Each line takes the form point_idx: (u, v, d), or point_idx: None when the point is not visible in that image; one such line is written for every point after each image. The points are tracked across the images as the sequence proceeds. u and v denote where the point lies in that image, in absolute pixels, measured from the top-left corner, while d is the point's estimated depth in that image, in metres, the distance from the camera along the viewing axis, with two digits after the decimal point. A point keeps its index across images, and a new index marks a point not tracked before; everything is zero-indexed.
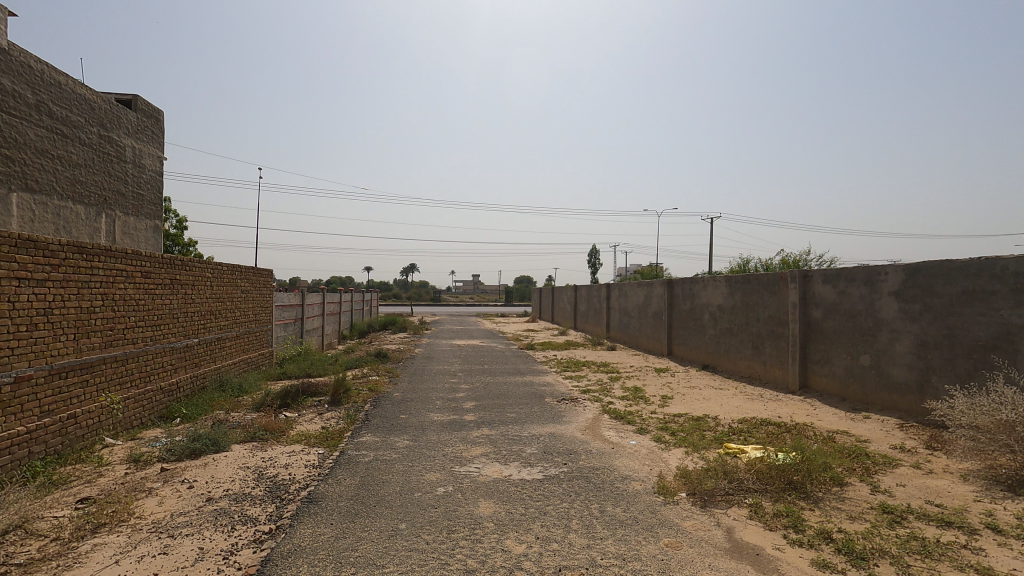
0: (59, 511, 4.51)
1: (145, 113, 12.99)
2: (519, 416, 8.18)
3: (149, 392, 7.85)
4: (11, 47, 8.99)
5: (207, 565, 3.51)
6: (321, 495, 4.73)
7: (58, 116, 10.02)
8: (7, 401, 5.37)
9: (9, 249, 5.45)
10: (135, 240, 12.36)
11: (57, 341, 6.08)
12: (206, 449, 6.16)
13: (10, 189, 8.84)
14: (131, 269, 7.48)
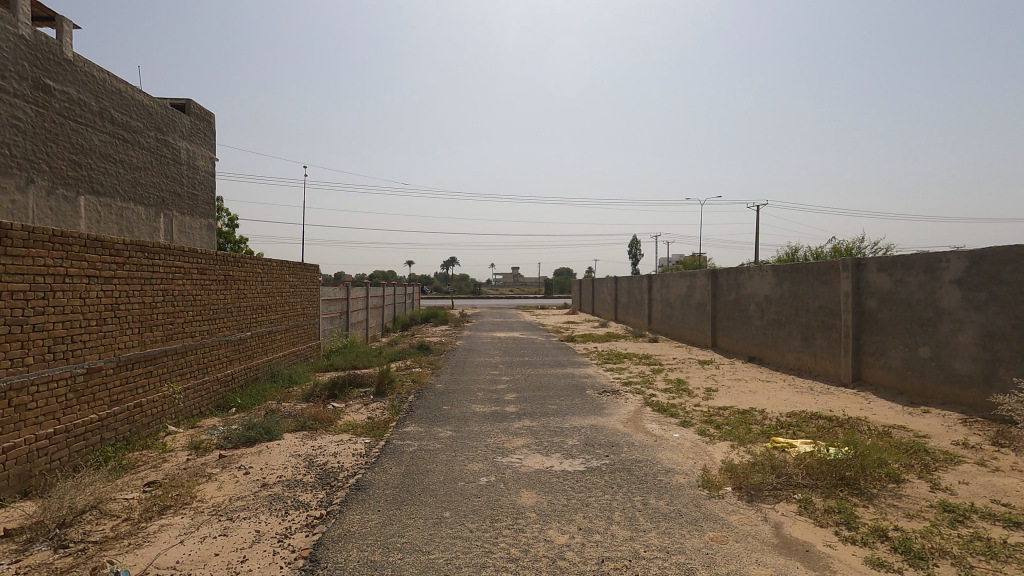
0: (129, 493, 4.84)
1: (197, 117, 13.59)
2: (560, 408, 8.18)
3: (207, 382, 8.26)
4: (76, 58, 9.62)
5: (264, 547, 3.69)
6: (367, 483, 4.87)
7: (119, 122, 10.62)
8: (80, 391, 5.79)
9: (79, 249, 5.82)
10: (191, 238, 13.02)
11: (123, 335, 6.47)
12: (260, 437, 6.45)
13: (79, 193, 9.52)
14: (188, 266, 7.85)
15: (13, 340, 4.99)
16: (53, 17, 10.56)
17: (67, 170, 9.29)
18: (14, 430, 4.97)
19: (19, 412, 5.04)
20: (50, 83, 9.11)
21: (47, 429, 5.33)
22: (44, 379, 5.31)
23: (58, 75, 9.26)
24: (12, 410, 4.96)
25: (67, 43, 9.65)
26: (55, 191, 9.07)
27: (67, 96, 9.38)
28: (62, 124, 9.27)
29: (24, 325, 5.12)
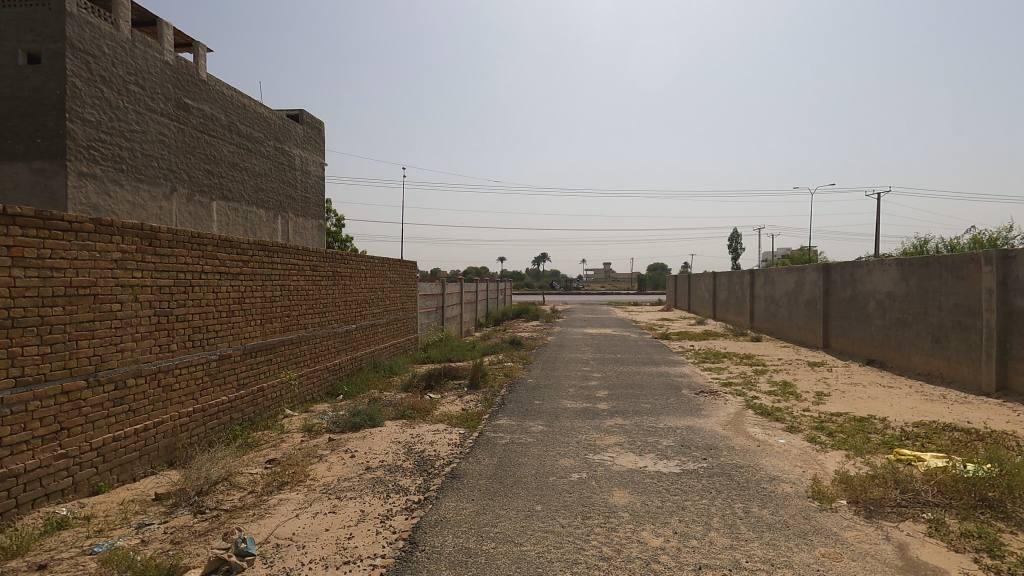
0: (254, 468, 5.37)
1: (310, 125, 14.72)
2: (654, 407, 7.94)
3: (318, 370, 8.96)
4: (209, 79, 10.80)
5: (368, 526, 3.94)
6: (462, 472, 5.03)
7: (244, 134, 11.76)
8: (214, 374, 6.52)
9: (213, 249, 6.53)
10: (304, 238, 14.18)
11: (249, 325, 7.19)
12: (364, 423, 6.89)
13: (211, 199, 10.81)
14: (302, 263, 8.54)
15: (160, 329, 5.73)
16: (191, 42, 11.89)
17: (202, 179, 10.54)
18: (162, 408, 5.75)
19: (165, 391, 5.80)
20: (189, 102, 10.32)
21: (188, 407, 6.10)
22: (185, 363, 6.05)
23: (195, 95, 10.46)
24: (160, 389, 5.73)
25: (202, 66, 10.87)
26: (193, 198, 10.35)
27: (202, 113, 10.58)
28: (198, 138, 10.49)
29: (169, 316, 5.85)
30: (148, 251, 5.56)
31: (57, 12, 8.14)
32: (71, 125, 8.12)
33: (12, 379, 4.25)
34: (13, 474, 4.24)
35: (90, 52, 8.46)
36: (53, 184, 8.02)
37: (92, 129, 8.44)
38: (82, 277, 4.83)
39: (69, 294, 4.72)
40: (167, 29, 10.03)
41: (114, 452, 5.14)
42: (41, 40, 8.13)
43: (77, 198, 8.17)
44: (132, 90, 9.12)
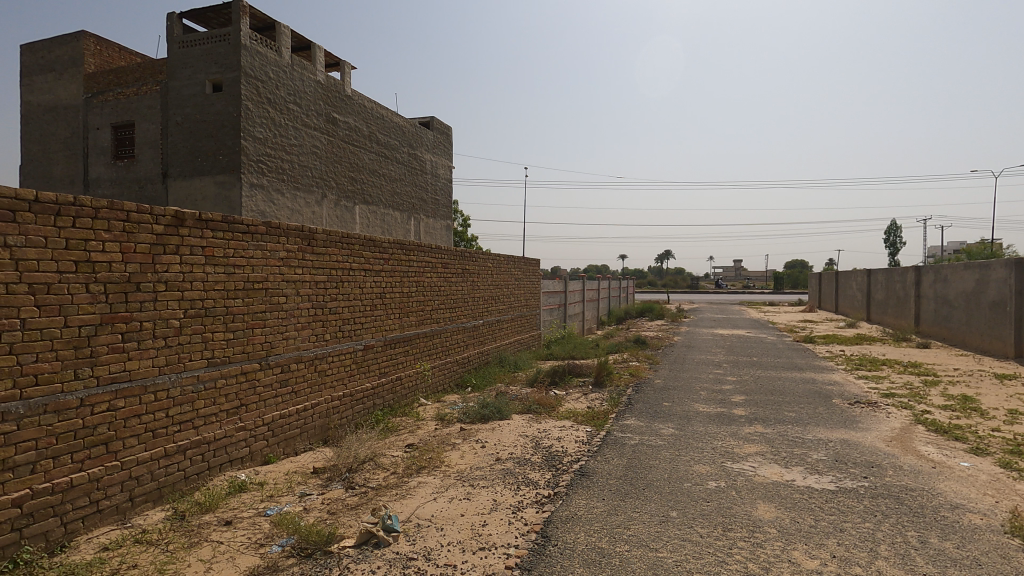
0: (395, 451, 5.78)
1: (439, 131, 15.51)
2: (799, 416, 7.24)
3: (449, 362, 9.43)
4: (353, 94, 11.84)
5: (501, 515, 4.04)
6: (591, 471, 4.97)
7: (383, 142, 12.72)
8: (360, 363, 7.14)
9: (360, 248, 7.13)
10: (434, 237, 15.01)
11: (389, 318, 7.76)
12: (492, 415, 7.10)
13: (355, 203, 11.85)
14: (435, 261, 9.02)
15: (317, 320, 6.38)
16: (338, 61, 13.09)
17: (347, 186, 11.59)
18: (318, 390, 6.41)
19: (321, 375, 6.46)
20: (337, 116, 11.39)
21: (339, 391, 6.74)
22: (336, 351, 6.69)
23: (342, 109, 11.51)
24: (317, 373, 6.39)
25: (347, 83, 11.93)
26: (340, 203, 11.42)
27: (348, 125, 11.63)
28: (344, 148, 11.55)
29: (324, 308, 6.49)
30: (307, 250, 6.21)
31: (235, 46, 9.41)
32: (245, 142, 9.38)
33: (205, 360, 4.99)
34: (206, 440, 4.99)
35: (259, 78, 9.69)
36: (231, 194, 9.34)
37: (261, 145, 9.67)
38: (256, 273, 5.53)
39: (247, 288, 5.42)
40: (319, 51, 11.15)
41: (281, 427, 5.84)
42: (223, 71, 9.47)
43: (249, 205, 9.42)
44: (291, 109, 10.28)
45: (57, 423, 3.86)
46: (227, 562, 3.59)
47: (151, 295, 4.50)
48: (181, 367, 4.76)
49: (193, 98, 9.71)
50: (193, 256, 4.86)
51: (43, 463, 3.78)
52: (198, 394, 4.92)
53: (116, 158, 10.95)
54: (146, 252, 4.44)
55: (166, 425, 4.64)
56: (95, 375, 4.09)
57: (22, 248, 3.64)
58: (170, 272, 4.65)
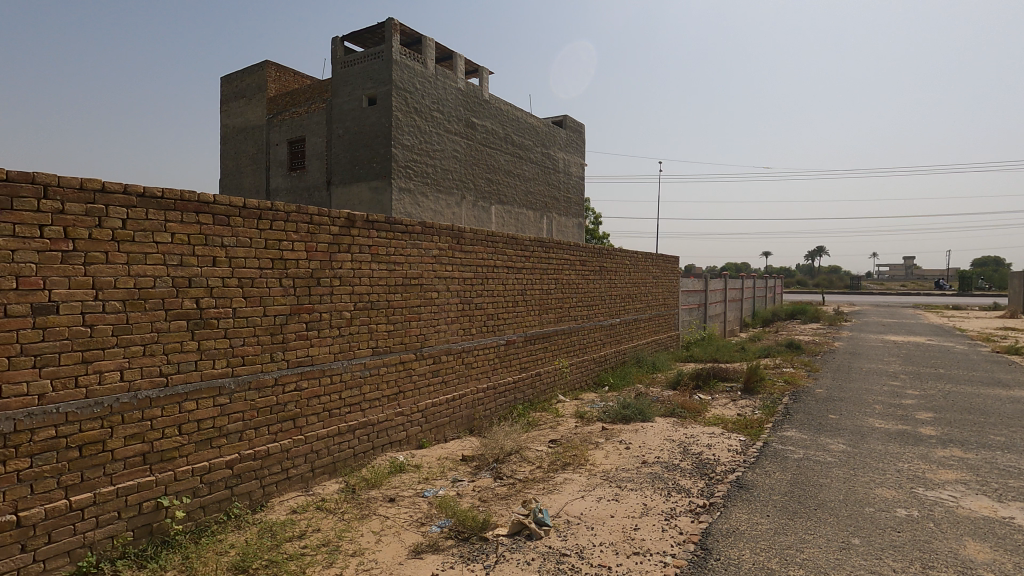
0: (539, 445, 5.87)
1: (572, 129, 15.45)
2: (1010, 441, 6.07)
3: (586, 360, 9.38)
4: (490, 98, 12.27)
5: (653, 521, 3.90)
6: (750, 483, 4.60)
7: (517, 143, 13.01)
8: (503, 357, 7.36)
9: (503, 245, 7.33)
10: (566, 235, 15.04)
11: (530, 315, 7.90)
12: (634, 416, 6.92)
13: (491, 203, 12.27)
14: (573, 258, 9.00)
15: (464, 315, 6.69)
16: (476, 68, 13.63)
17: (484, 187, 12.05)
18: (465, 382, 6.72)
19: (467, 367, 6.76)
20: (475, 120, 11.87)
21: (483, 384, 7.01)
22: (481, 345, 6.96)
23: (480, 113, 11.97)
24: (464, 365, 6.70)
25: (485, 88, 12.38)
26: (478, 204, 11.90)
27: (485, 128, 12.07)
28: (482, 151, 12.02)
29: (471, 303, 6.78)
30: (456, 248, 6.52)
31: (387, 61, 10.21)
32: (395, 149, 10.14)
33: (371, 349, 5.47)
34: (371, 422, 5.47)
35: (408, 89, 10.40)
36: (383, 198, 10.15)
37: (409, 151, 10.39)
38: (413, 270, 5.93)
39: (405, 283, 5.84)
40: (460, 60, 11.69)
41: (432, 414, 6.22)
42: (376, 86, 10.32)
43: (399, 208, 10.17)
44: (435, 116, 10.91)
45: (258, 398, 4.47)
46: (394, 536, 3.90)
47: (328, 289, 5.02)
48: (351, 354, 5.27)
49: (352, 112, 10.71)
50: (362, 254, 5.34)
51: (248, 432, 4.40)
52: (364, 380, 5.41)
53: (290, 170, 12.46)
54: (324, 251, 4.97)
55: (339, 406, 5.16)
56: (285, 358, 4.68)
57: (233, 248, 4.26)
58: (343, 269, 5.16)
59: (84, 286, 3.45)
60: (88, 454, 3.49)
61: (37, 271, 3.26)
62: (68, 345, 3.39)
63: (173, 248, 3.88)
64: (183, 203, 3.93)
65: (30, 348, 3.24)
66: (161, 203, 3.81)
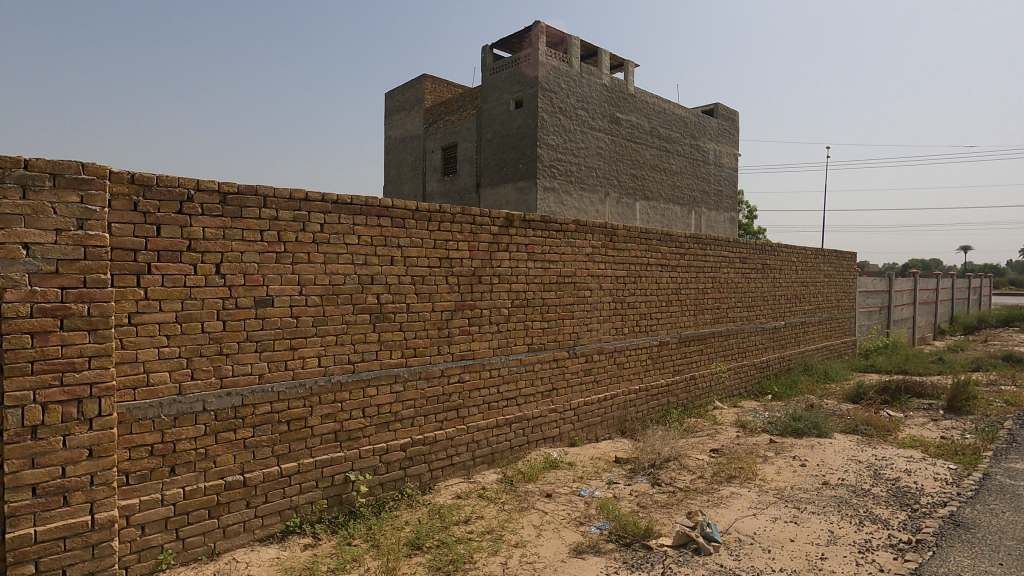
0: (699, 454, 5.57)
1: (725, 118, 14.39)
2: None
3: (746, 365, 8.69)
4: (636, 92, 11.90)
5: (843, 551, 3.45)
6: (970, 522, 3.87)
7: (664, 136, 12.48)
8: (656, 358, 7.09)
9: (657, 242, 7.04)
10: (717, 231, 14.10)
11: (684, 315, 7.50)
12: (808, 431, 6.24)
13: (636, 199, 11.93)
14: (733, 255, 8.37)
15: (617, 314, 6.55)
16: (622, 62, 13.31)
17: (629, 183, 11.75)
18: (617, 382, 6.59)
19: (619, 368, 6.61)
20: (621, 115, 11.60)
21: (635, 385, 6.81)
22: (634, 345, 6.77)
23: (625, 108, 11.67)
24: (616, 365, 6.56)
25: (632, 81, 12.05)
26: (622, 200, 11.64)
27: (631, 123, 11.75)
28: (627, 146, 11.71)
29: (623, 302, 6.62)
30: (609, 246, 6.40)
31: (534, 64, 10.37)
32: (541, 149, 10.29)
33: (526, 345, 5.58)
34: (526, 417, 5.59)
35: (553, 90, 10.49)
36: (529, 198, 10.35)
37: (554, 151, 10.48)
38: (567, 268, 5.94)
39: (559, 282, 5.87)
40: (606, 55, 11.48)
41: (584, 413, 6.19)
42: (523, 89, 10.54)
43: (544, 207, 10.31)
44: (580, 114, 10.86)
45: (427, 388, 4.79)
46: (554, 532, 3.94)
47: (488, 286, 5.23)
48: (509, 350, 5.43)
49: (501, 117, 11.08)
50: (519, 253, 5.48)
51: (418, 418, 4.75)
52: (520, 375, 5.54)
53: (444, 174, 13.28)
54: (484, 250, 5.18)
55: (497, 399, 5.35)
56: (450, 352, 4.96)
57: (407, 248, 4.61)
58: (502, 267, 5.33)
59: (292, 283, 3.97)
60: (294, 429, 4.01)
61: (259, 269, 3.81)
62: (280, 333, 3.93)
63: (358, 248, 4.31)
64: (367, 208, 4.34)
65: (253, 335, 3.81)
66: (350, 208, 4.25)
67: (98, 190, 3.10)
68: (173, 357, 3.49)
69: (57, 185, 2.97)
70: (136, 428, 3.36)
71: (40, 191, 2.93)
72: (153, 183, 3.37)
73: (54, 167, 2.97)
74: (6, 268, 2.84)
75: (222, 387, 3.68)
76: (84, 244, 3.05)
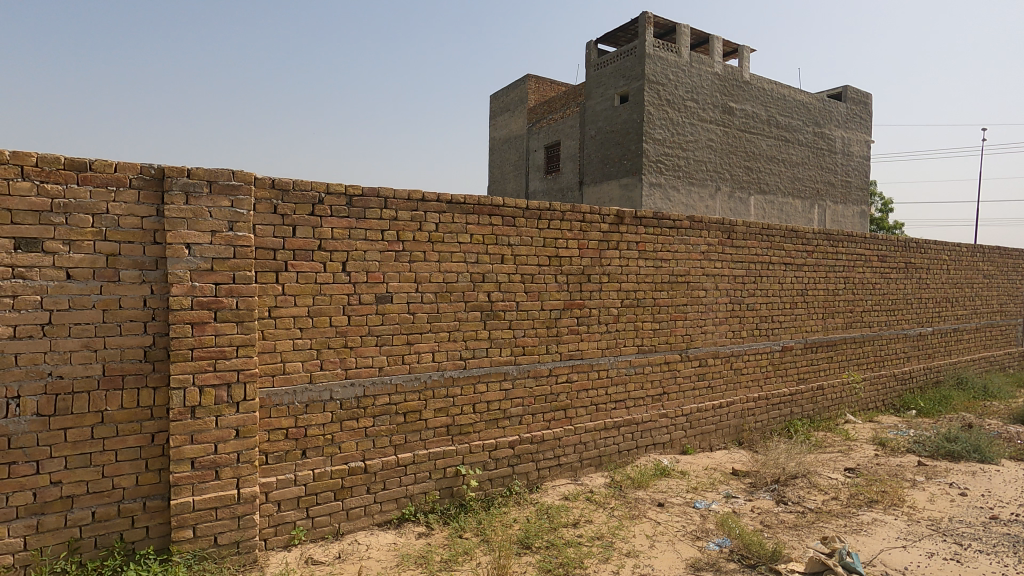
0: (833, 473, 5.07)
1: (856, 101, 12.98)
2: None
3: (884, 376, 7.78)
4: (752, 78, 11.09)
5: None
6: None
7: (784, 125, 11.52)
8: (778, 364, 6.54)
9: (780, 239, 6.49)
10: (844, 226, 12.78)
11: (811, 319, 6.85)
12: (966, 455, 5.45)
13: (750, 194, 11.12)
14: (869, 253, 7.50)
15: (734, 316, 6.12)
16: (737, 48, 12.49)
17: (742, 176, 10.99)
18: (734, 388, 6.17)
19: (736, 373, 6.18)
20: (734, 104, 10.87)
21: (754, 393, 6.33)
22: (753, 350, 6.29)
23: (740, 97, 10.93)
24: (732, 371, 6.14)
25: (747, 67, 11.24)
26: (735, 195, 10.91)
27: (745, 112, 10.97)
28: (741, 137, 10.95)
29: (741, 303, 6.18)
30: (727, 243, 6.00)
31: (640, 56, 10.01)
32: (647, 144, 9.92)
33: (636, 347, 5.38)
34: (635, 421, 5.40)
35: (661, 82, 10.06)
36: (633, 194, 10.01)
37: (660, 146, 10.06)
38: (680, 267, 5.65)
39: (671, 281, 5.60)
40: (719, 42, 10.81)
41: (698, 420, 5.86)
42: (629, 83, 10.22)
43: (650, 204, 9.92)
44: (689, 106, 10.33)
45: (535, 386, 4.78)
46: (668, 545, 3.78)
47: (597, 286, 5.11)
48: (618, 351, 5.27)
49: (605, 112, 10.84)
50: (629, 251, 5.29)
51: (526, 417, 4.75)
52: (629, 377, 5.36)
53: (547, 173, 13.26)
54: (594, 248, 5.06)
55: (605, 401, 5.21)
56: (558, 351, 4.90)
57: (517, 247, 4.62)
58: (611, 266, 5.18)
59: (409, 280, 4.13)
60: (410, 420, 4.17)
61: (380, 267, 4.01)
62: (398, 328, 4.10)
63: (470, 247, 4.38)
64: (479, 207, 4.40)
65: (374, 329, 4.01)
66: (463, 208, 4.33)
67: (245, 195, 3.40)
68: (306, 348, 3.76)
69: (213, 191, 3.30)
70: (274, 412, 3.66)
71: (200, 197, 3.27)
72: (290, 187, 3.65)
73: (210, 175, 3.30)
74: (172, 265, 3.21)
75: (346, 378, 3.91)
76: (233, 244, 3.36)
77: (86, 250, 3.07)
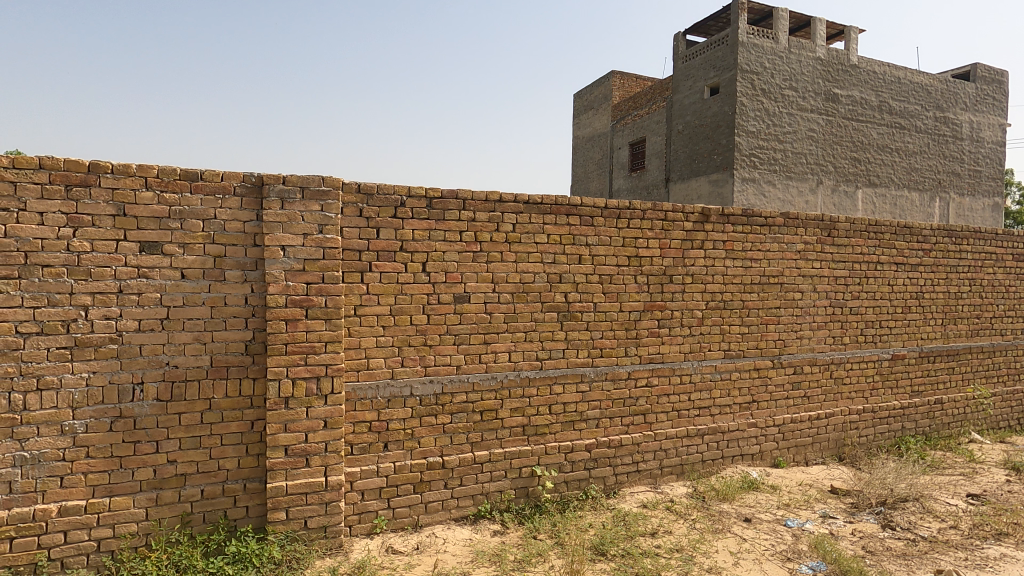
0: (953, 498, 4.54)
1: (986, 80, 11.51)
2: None
3: (1019, 392, 6.84)
4: (860, 61, 10.16)
5: None
6: None
7: (898, 110, 10.46)
8: (887, 374, 5.95)
9: (891, 236, 5.88)
10: (972, 220, 11.38)
11: (927, 325, 6.16)
12: None
13: (857, 187, 10.20)
14: (1002, 251, 6.61)
15: (835, 321, 5.64)
16: (842, 30, 11.52)
17: (848, 167, 10.10)
18: (834, 399, 5.68)
19: (838, 383, 5.69)
20: (838, 91, 10.01)
21: (858, 405, 5.80)
22: (857, 358, 5.76)
23: (845, 82, 10.05)
24: (833, 380, 5.66)
25: (854, 49, 10.32)
26: (840, 188, 10.04)
27: (851, 98, 10.08)
28: (846, 126, 10.07)
29: (843, 307, 5.68)
30: (827, 241, 5.54)
31: (732, 45, 9.49)
32: (740, 137, 9.39)
33: (723, 352, 5.11)
34: (721, 430, 5.12)
35: (755, 70, 9.48)
36: (724, 190, 9.51)
37: (754, 138, 9.48)
38: (772, 267, 5.29)
39: (763, 282, 5.26)
40: (822, 24, 9.99)
41: (792, 432, 5.46)
42: (720, 73, 9.73)
43: (742, 200, 9.38)
44: (787, 94, 9.65)
45: (613, 389, 4.67)
46: (754, 564, 3.56)
47: (680, 286, 4.90)
48: (702, 355, 5.02)
49: (694, 106, 10.39)
50: (716, 250, 5.03)
51: (604, 420, 4.65)
52: (715, 383, 5.09)
53: (632, 171, 12.93)
54: (677, 248, 4.86)
55: (688, 407, 4.99)
56: (638, 354, 4.76)
57: (595, 247, 4.54)
58: (695, 266, 4.95)
59: (486, 281, 4.18)
60: (487, 419, 4.22)
61: (458, 267, 4.09)
62: (475, 328, 4.16)
63: (548, 247, 4.36)
64: (556, 207, 4.37)
65: (452, 328, 4.10)
66: (540, 208, 4.32)
67: (334, 200, 3.60)
68: (388, 346, 3.92)
69: (305, 197, 3.53)
70: (359, 406, 3.85)
71: (294, 202, 3.51)
72: (375, 191, 3.82)
73: (303, 182, 3.53)
74: (270, 265, 3.46)
75: (426, 375, 4.04)
76: (323, 245, 3.57)
77: (198, 252, 3.39)
